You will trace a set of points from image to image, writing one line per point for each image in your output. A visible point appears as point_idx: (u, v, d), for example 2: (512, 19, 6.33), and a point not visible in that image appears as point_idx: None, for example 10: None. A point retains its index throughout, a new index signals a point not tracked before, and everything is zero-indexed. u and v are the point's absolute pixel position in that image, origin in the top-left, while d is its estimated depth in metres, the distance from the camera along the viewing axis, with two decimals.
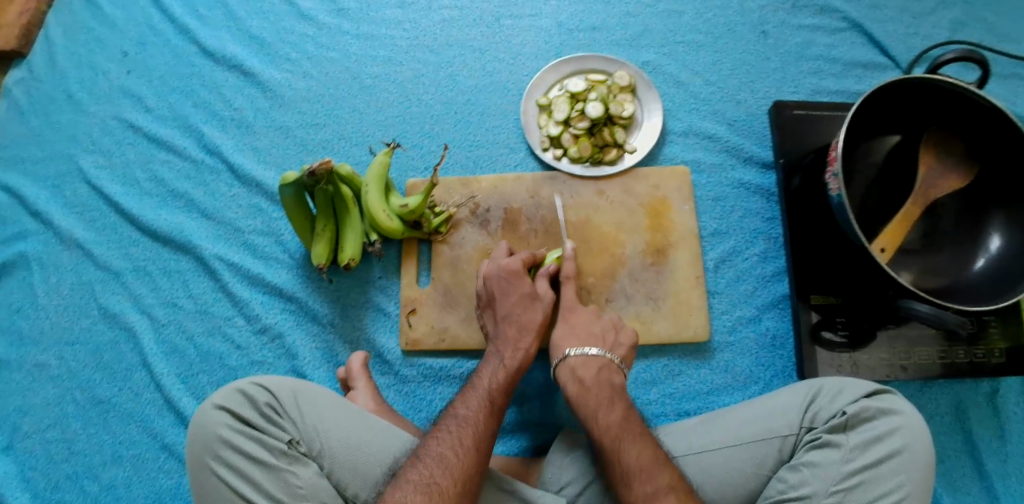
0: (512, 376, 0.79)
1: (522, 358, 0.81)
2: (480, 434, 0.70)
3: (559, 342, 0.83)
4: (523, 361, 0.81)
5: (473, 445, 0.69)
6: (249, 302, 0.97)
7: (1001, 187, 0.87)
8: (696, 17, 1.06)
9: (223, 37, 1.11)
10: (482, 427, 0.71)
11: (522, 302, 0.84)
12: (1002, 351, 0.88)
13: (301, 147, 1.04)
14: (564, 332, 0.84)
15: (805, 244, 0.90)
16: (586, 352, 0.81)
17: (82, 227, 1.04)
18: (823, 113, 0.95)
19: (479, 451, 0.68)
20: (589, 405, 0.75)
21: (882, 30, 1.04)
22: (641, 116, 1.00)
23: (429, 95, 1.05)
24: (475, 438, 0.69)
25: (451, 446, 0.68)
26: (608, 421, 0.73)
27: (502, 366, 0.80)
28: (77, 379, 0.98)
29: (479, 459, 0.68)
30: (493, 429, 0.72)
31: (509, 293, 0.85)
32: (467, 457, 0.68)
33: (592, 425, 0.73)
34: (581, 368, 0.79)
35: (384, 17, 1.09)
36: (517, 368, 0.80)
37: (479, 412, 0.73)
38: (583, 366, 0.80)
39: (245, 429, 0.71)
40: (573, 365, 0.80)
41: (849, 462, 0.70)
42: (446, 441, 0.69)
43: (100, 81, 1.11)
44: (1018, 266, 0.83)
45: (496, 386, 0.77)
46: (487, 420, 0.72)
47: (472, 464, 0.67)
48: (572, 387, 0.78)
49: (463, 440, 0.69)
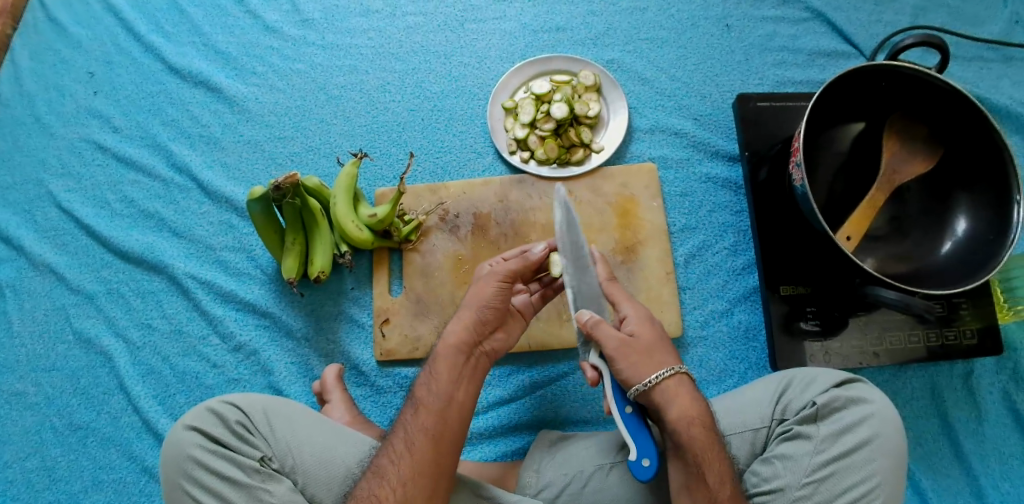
0: (451, 365, 0.73)
1: (460, 338, 0.74)
2: (413, 438, 0.69)
3: (664, 357, 0.72)
4: (462, 341, 0.74)
5: (405, 450, 0.68)
6: (222, 319, 0.97)
7: (966, 170, 0.87)
8: (660, 13, 1.06)
9: (188, 53, 1.11)
10: (415, 430, 0.69)
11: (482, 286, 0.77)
12: (973, 331, 0.88)
13: (270, 161, 1.04)
14: (660, 343, 0.74)
15: (773, 235, 0.90)
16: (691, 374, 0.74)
17: (53, 252, 1.03)
18: (786, 104, 0.95)
19: (412, 457, 0.67)
20: (708, 446, 0.69)
21: (845, 18, 1.04)
22: (607, 115, 1.00)
23: (395, 103, 1.04)
24: (407, 442, 0.69)
25: (387, 456, 0.68)
26: (720, 469, 0.68)
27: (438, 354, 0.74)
28: (56, 405, 0.97)
29: (414, 466, 0.67)
30: (431, 426, 0.69)
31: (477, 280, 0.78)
32: (401, 463, 0.67)
33: (708, 463, 0.68)
34: (690, 393, 0.72)
35: (348, 26, 1.09)
36: (453, 350, 0.73)
37: (410, 416, 0.71)
38: (691, 390, 0.72)
39: (217, 449, 0.70)
40: (685, 387, 0.72)
41: (820, 453, 0.70)
42: (385, 453, 0.69)
43: (66, 103, 1.10)
44: (983, 248, 0.84)
45: (427, 381, 0.73)
46: (418, 420, 0.70)
47: (408, 470, 0.67)
48: (692, 408, 0.71)
49: (397, 449, 0.68)
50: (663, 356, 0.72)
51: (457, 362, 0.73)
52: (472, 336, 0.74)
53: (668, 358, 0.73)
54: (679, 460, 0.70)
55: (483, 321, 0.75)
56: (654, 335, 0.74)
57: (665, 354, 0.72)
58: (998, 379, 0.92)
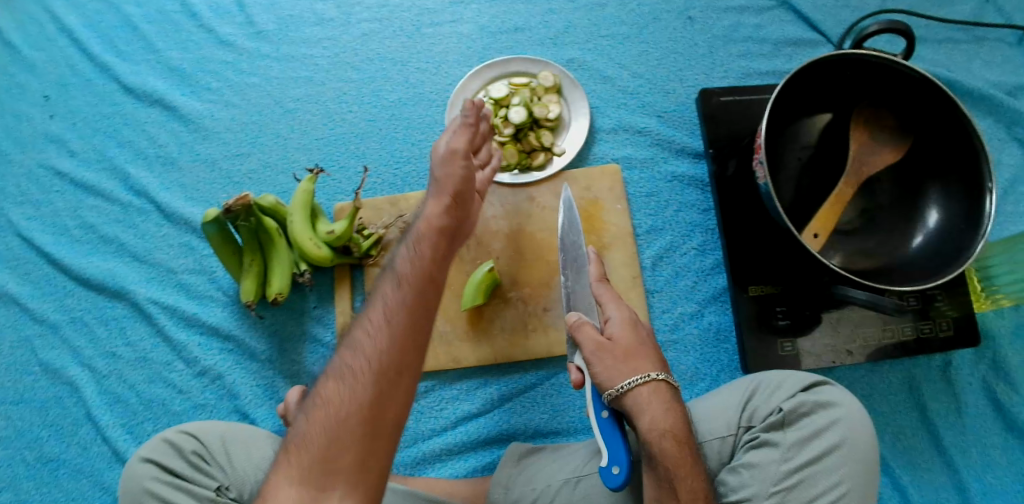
0: (432, 244, 0.65)
1: (440, 222, 0.67)
2: (391, 311, 0.59)
3: (642, 361, 0.69)
4: (444, 221, 0.67)
5: (382, 321, 0.59)
6: (186, 344, 0.95)
7: (936, 159, 0.84)
8: (620, 8, 1.03)
9: (142, 72, 1.08)
10: (394, 304, 0.60)
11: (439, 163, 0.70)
12: (949, 323, 0.86)
13: (228, 180, 1.02)
14: (640, 346, 0.70)
15: (740, 234, 0.88)
16: (672, 383, 0.69)
17: (15, 281, 1.02)
18: (749, 98, 0.93)
19: (390, 326, 0.59)
20: (681, 459, 0.65)
21: (810, 4, 1.01)
22: (569, 116, 0.97)
23: (353, 114, 1.02)
24: (385, 314, 0.59)
25: (362, 328, 0.60)
26: (693, 483, 0.65)
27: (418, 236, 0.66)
28: (24, 438, 0.96)
29: (390, 333, 0.58)
30: (411, 301, 0.60)
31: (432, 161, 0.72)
32: (377, 336, 0.58)
33: (679, 476, 0.65)
34: (671, 400, 0.68)
35: (303, 36, 1.06)
36: (435, 230, 0.66)
37: (387, 287, 0.62)
38: (671, 397, 0.68)
39: (174, 482, 0.70)
40: (663, 394, 0.68)
41: (788, 461, 0.68)
42: (360, 325, 0.61)
43: (22, 128, 1.08)
44: (955, 241, 0.80)
45: (406, 256, 0.64)
46: (397, 293, 0.60)
47: (385, 342, 0.58)
48: (664, 419, 0.66)
49: (373, 320, 0.60)
50: (641, 360, 0.69)
51: (438, 240, 0.65)
52: (452, 220, 0.67)
53: (647, 363, 0.69)
54: (651, 471, 0.66)
55: (457, 211, 0.68)
56: (636, 337, 0.71)
57: (641, 361, 0.69)
58: (978, 370, 0.90)
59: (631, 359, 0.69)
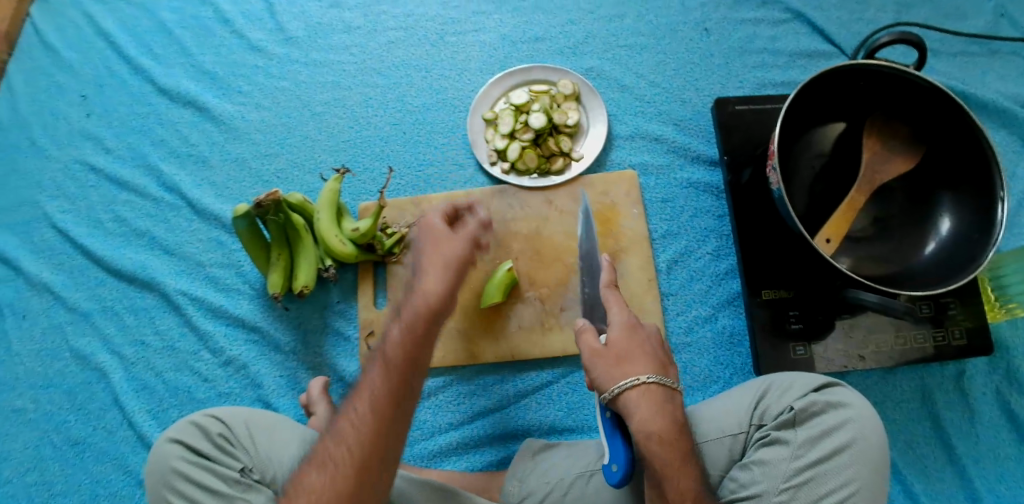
0: (415, 328, 0.68)
1: (424, 301, 0.69)
2: (375, 402, 0.65)
3: (634, 364, 0.69)
4: (429, 302, 0.69)
5: (367, 412, 0.64)
6: (213, 334, 0.99)
7: (948, 169, 0.85)
8: (638, 20, 1.06)
9: (176, 74, 1.13)
10: (377, 394, 0.65)
11: (436, 240, 0.73)
12: (962, 332, 0.87)
13: (256, 179, 1.06)
14: (634, 348, 0.70)
15: (754, 238, 0.90)
16: (670, 384, 0.69)
17: (50, 271, 1.06)
18: (765, 107, 0.95)
19: (374, 417, 0.64)
20: (674, 461, 0.66)
21: (825, 18, 1.04)
22: (587, 123, 1.00)
23: (378, 117, 1.06)
24: (370, 405, 0.65)
25: (348, 416, 0.65)
26: (687, 484, 0.65)
27: (404, 318, 0.69)
28: (53, 421, 1.00)
29: (374, 426, 0.64)
30: (395, 391, 0.65)
31: (424, 236, 0.74)
32: (361, 426, 0.64)
33: (670, 476, 0.66)
34: (668, 403, 0.68)
35: (331, 43, 1.11)
36: (426, 308, 0.68)
37: (375, 376, 0.66)
38: (669, 399, 0.68)
39: (200, 461, 0.71)
40: (657, 395, 0.67)
41: (798, 458, 0.69)
42: (345, 414, 0.66)
43: (61, 126, 1.14)
44: (968, 249, 0.82)
45: (396, 341, 0.67)
46: (383, 383, 0.66)
47: (368, 433, 0.63)
48: (656, 423, 0.66)
49: (359, 409, 0.65)
50: (634, 364, 0.69)
51: (425, 323, 0.68)
52: (444, 296, 0.70)
53: (642, 365, 0.69)
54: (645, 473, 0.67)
55: (449, 287, 0.71)
56: (634, 340, 0.71)
57: (636, 363, 0.69)
58: (991, 380, 0.91)
59: (625, 363, 0.69)
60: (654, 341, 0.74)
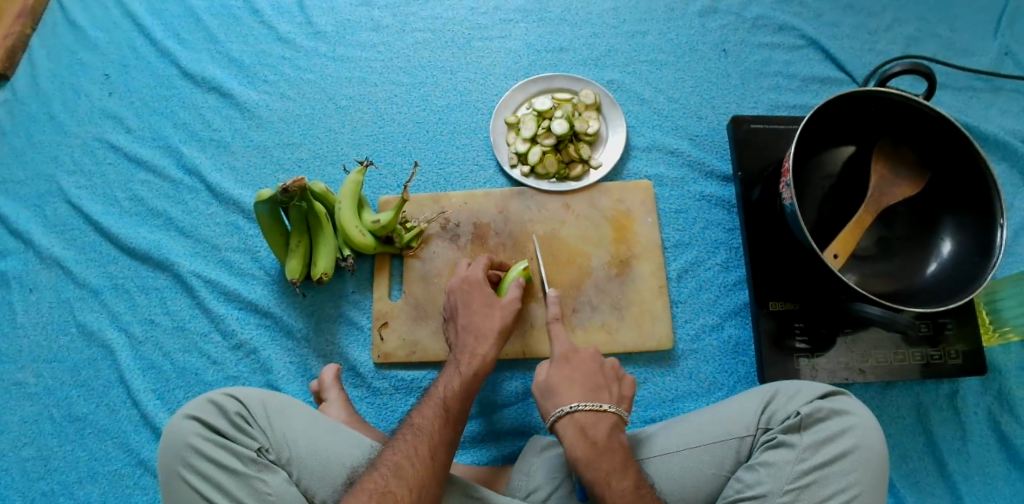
0: (468, 385, 0.80)
1: (478, 364, 0.81)
2: (434, 444, 0.73)
3: (562, 393, 0.78)
4: (480, 368, 0.81)
5: (427, 454, 0.72)
6: (225, 317, 0.99)
7: (952, 195, 0.89)
8: (659, 37, 1.10)
9: (202, 60, 1.15)
10: (438, 439, 0.73)
11: (484, 311, 0.86)
12: (958, 352, 0.91)
13: (277, 167, 1.07)
14: (567, 381, 0.79)
15: (764, 251, 0.93)
16: (597, 408, 0.76)
17: (61, 246, 1.06)
18: (779, 127, 0.99)
19: (432, 459, 0.71)
20: (609, 479, 0.71)
21: (837, 47, 1.09)
22: (606, 132, 1.03)
23: (402, 115, 1.08)
24: (430, 447, 0.72)
25: (407, 455, 0.71)
26: (623, 491, 0.69)
27: (457, 375, 0.81)
28: (54, 396, 0.99)
29: (431, 468, 0.71)
30: (450, 439, 0.74)
31: (470, 305, 0.87)
32: (422, 465, 0.71)
33: (603, 493, 0.70)
34: (593, 427, 0.75)
35: (359, 39, 1.13)
36: (484, 371, 0.81)
37: (434, 422, 0.75)
38: (594, 424, 0.75)
39: (216, 439, 0.72)
40: (582, 422, 0.75)
41: (803, 461, 0.71)
42: (398, 449, 0.72)
43: (81, 103, 1.14)
44: (968, 272, 0.86)
45: (453, 395, 0.78)
46: (442, 430, 0.75)
47: (425, 474, 0.70)
48: (579, 447, 0.73)
49: (419, 449, 0.72)
50: (561, 396, 0.78)
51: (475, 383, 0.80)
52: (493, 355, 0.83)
53: (574, 394, 0.78)
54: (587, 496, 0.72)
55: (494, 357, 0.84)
56: (569, 370, 0.81)
57: (565, 393, 0.78)
58: (983, 400, 0.94)
59: (560, 393, 0.78)
60: (593, 368, 0.81)
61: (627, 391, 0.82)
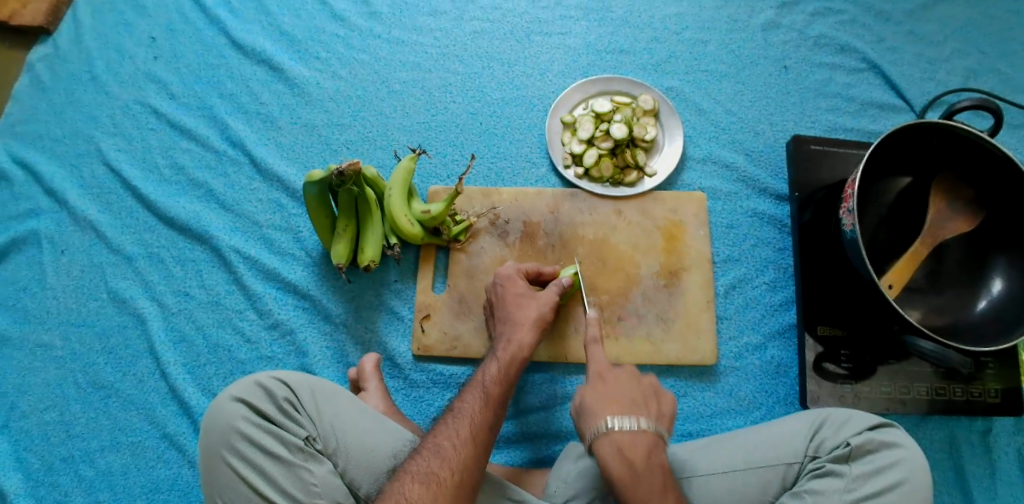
0: (508, 370, 0.77)
1: (515, 350, 0.79)
2: (476, 427, 0.71)
3: (584, 337, 0.80)
4: (518, 354, 0.79)
5: (469, 435, 0.70)
6: (262, 296, 0.97)
7: (1007, 235, 0.89)
8: (720, 48, 1.09)
9: (252, 30, 1.12)
10: (479, 420, 0.71)
11: (517, 300, 0.84)
12: (996, 391, 0.91)
13: (325, 147, 1.05)
14: (587, 331, 0.81)
15: (815, 275, 0.93)
16: (615, 356, 0.77)
17: (96, 209, 1.03)
18: (838, 151, 0.98)
19: (475, 441, 0.69)
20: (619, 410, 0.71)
21: (899, 73, 1.08)
22: (663, 140, 1.02)
23: (455, 104, 1.06)
24: (471, 429, 0.70)
25: (449, 437, 0.70)
26: (631, 422, 0.70)
27: (496, 360, 0.78)
28: (81, 362, 0.97)
29: (474, 450, 0.69)
30: (492, 422, 0.72)
31: (505, 297, 0.85)
32: (463, 447, 0.69)
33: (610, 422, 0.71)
34: (608, 367, 0.76)
35: (415, 23, 1.11)
36: (523, 352, 0.79)
37: (476, 405, 0.73)
38: (610, 365, 0.76)
39: (264, 424, 0.71)
40: (599, 363, 0.77)
41: (851, 491, 0.71)
42: (440, 431, 0.71)
43: (124, 64, 1.11)
44: (1020, 311, 0.85)
45: (493, 378, 0.76)
46: (483, 412, 0.72)
47: (469, 455, 0.68)
48: (593, 384, 0.75)
49: (460, 432, 0.70)
50: (585, 343, 0.79)
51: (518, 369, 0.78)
52: (531, 340, 0.80)
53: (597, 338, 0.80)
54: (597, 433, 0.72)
55: (533, 342, 0.81)
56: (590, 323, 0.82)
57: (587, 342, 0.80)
58: (1014, 440, 0.95)
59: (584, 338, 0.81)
60: None
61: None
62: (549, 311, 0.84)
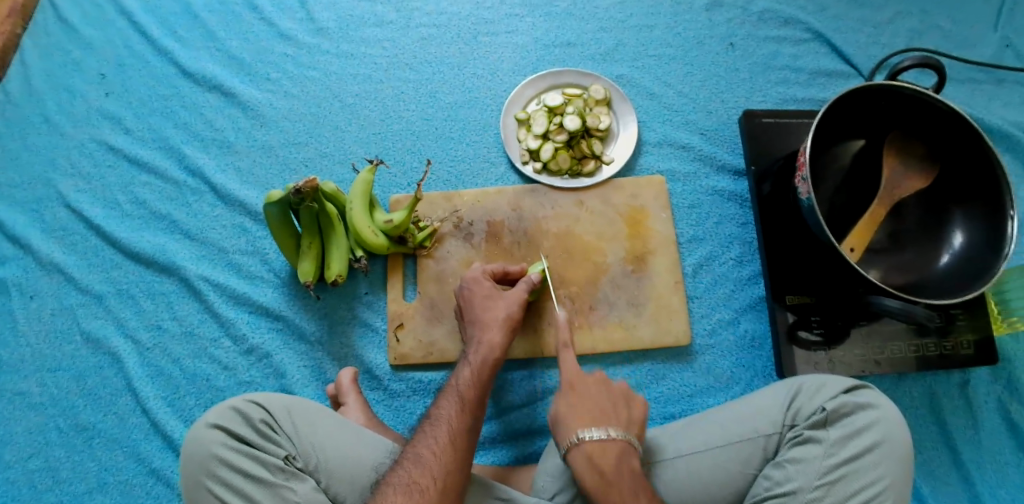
0: (480, 373, 0.78)
1: (487, 350, 0.80)
2: (453, 431, 0.71)
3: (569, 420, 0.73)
4: (490, 354, 0.80)
5: (447, 441, 0.70)
6: (234, 322, 0.97)
7: (962, 187, 0.90)
8: (666, 31, 1.10)
9: (201, 58, 1.12)
10: (456, 425, 0.72)
11: (485, 301, 0.85)
12: (969, 342, 0.92)
13: (284, 167, 1.05)
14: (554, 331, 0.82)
15: (779, 245, 0.94)
16: (604, 436, 0.71)
17: (61, 252, 1.03)
18: (790, 121, 0.99)
19: (454, 445, 0.70)
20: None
21: (844, 39, 1.09)
22: (618, 128, 1.03)
23: (410, 112, 1.07)
24: (449, 434, 0.71)
25: (427, 445, 0.70)
26: None
27: (468, 365, 0.79)
28: (60, 406, 0.97)
29: (454, 454, 0.69)
30: (470, 425, 0.73)
31: (473, 299, 0.86)
32: (443, 454, 0.69)
33: None
34: (601, 457, 0.70)
35: (363, 36, 1.11)
36: (493, 349, 0.80)
37: (452, 410, 0.73)
38: (602, 452, 0.70)
39: (242, 448, 0.71)
40: (590, 453, 0.70)
41: (831, 456, 0.72)
42: (420, 443, 0.71)
43: (76, 104, 1.11)
44: (980, 262, 0.86)
45: (467, 381, 0.77)
46: (460, 417, 0.73)
47: (449, 460, 0.69)
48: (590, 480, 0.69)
49: (438, 438, 0.70)
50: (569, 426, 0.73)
51: (490, 372, 0.79)
52: (502, 338, 0.81)
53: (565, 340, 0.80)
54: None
55: (504, 341, 0.82)
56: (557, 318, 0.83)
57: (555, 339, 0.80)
58: (992, 388, 0.95)
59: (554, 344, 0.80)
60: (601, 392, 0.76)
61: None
62: (517, 308, 0.85)
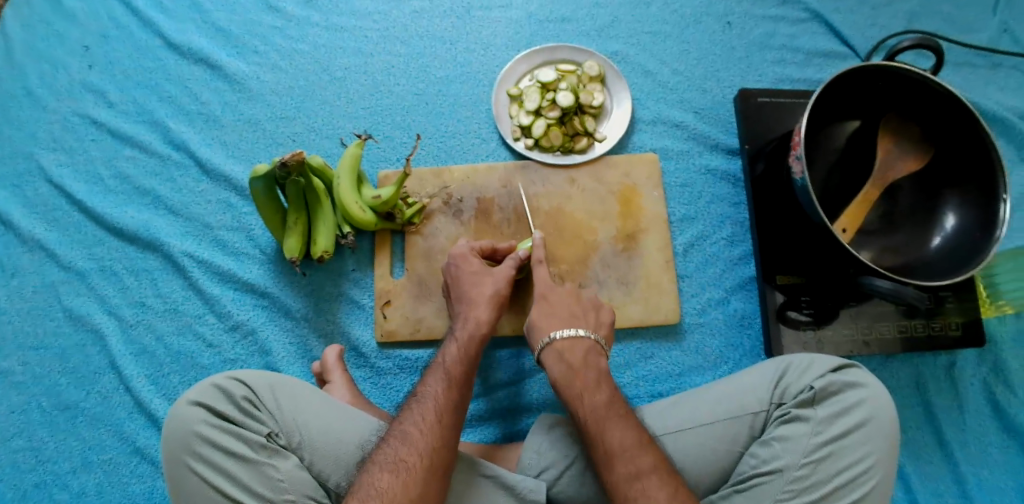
0: (467, 349, 0.77)
1: (474, 326, 0.79)
2: (439, 409, 0.70)
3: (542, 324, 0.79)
4: (477, 330, 0.79)
5: (434, 418, 0.69)
6: (220, 298, 0.95)
7: (955, 169, 0.89)
8: (663, 9, 1.08)
9: (187, 30, 1.09)
10: (442, 400, 0.71)
11: (473, 278, 0.84)
12: (957, 324, 0.91)
13: (271, 141, 1.03)
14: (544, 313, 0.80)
15: (771, 226, 0.93)
16: (575, 334, 0.78)
17: (43, 228, 1.01)
18: (784, 100, 0.98)
19: (440, 422, 0.69)
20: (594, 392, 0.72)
21: (842, 20, 1.08)
22: (611, 105, 1.02)
23: (400, 86, 1.04)
24: (436, 411, 0.70)
25: (413, 422, 0.69)
26: (595, 404, 0.71)
27: (455, 341, 0.78)
28: (42, 384, 0.95)
29: (440, 431, 0.68)
30: (457, 401, 0.72)
31: (461, 276, 0.85)
32: (430, 431, 0.68)
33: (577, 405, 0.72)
34: (568, 353, 0.76)
35: (353, 8, 1.09)
36: (479, 325, 0.79)
37: (439, 387, 0.72)
38: (570, 350, 0.76)
39: (224, 425, 0.69)
40: (559, 349, 0.77)
41: (818, 434, 0.72)
42: (406, 419, 0.70)
43: (58, 77, 1.08)
44: (971, 245, 0.86)
45: (454, 357, 0.76)
46: (447, 394, 0.72)
47: (435, 438, 0.68)
48: (557, 370, 0.75)
49: (425, 416, 0.69)
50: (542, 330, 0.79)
51: (477, 347, 0.78)
52: (490, 315, 0.80)
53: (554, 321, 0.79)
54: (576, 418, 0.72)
55: (491, 317, 0.81)
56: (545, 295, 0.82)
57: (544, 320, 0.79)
58: (980, 371, 0.96)
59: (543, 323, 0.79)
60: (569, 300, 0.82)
61: (605, 319, 0.83)
62: (505, 286, 0.83)
